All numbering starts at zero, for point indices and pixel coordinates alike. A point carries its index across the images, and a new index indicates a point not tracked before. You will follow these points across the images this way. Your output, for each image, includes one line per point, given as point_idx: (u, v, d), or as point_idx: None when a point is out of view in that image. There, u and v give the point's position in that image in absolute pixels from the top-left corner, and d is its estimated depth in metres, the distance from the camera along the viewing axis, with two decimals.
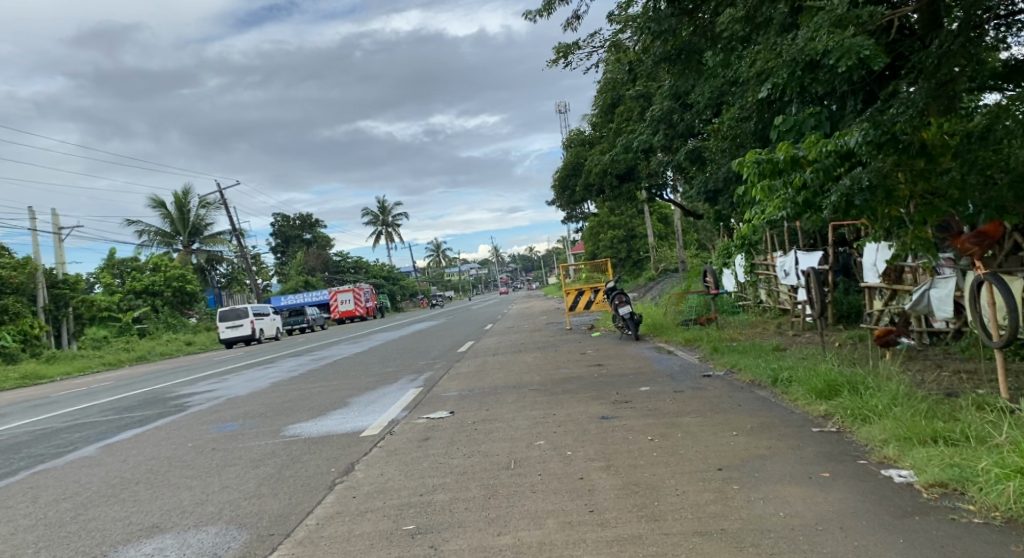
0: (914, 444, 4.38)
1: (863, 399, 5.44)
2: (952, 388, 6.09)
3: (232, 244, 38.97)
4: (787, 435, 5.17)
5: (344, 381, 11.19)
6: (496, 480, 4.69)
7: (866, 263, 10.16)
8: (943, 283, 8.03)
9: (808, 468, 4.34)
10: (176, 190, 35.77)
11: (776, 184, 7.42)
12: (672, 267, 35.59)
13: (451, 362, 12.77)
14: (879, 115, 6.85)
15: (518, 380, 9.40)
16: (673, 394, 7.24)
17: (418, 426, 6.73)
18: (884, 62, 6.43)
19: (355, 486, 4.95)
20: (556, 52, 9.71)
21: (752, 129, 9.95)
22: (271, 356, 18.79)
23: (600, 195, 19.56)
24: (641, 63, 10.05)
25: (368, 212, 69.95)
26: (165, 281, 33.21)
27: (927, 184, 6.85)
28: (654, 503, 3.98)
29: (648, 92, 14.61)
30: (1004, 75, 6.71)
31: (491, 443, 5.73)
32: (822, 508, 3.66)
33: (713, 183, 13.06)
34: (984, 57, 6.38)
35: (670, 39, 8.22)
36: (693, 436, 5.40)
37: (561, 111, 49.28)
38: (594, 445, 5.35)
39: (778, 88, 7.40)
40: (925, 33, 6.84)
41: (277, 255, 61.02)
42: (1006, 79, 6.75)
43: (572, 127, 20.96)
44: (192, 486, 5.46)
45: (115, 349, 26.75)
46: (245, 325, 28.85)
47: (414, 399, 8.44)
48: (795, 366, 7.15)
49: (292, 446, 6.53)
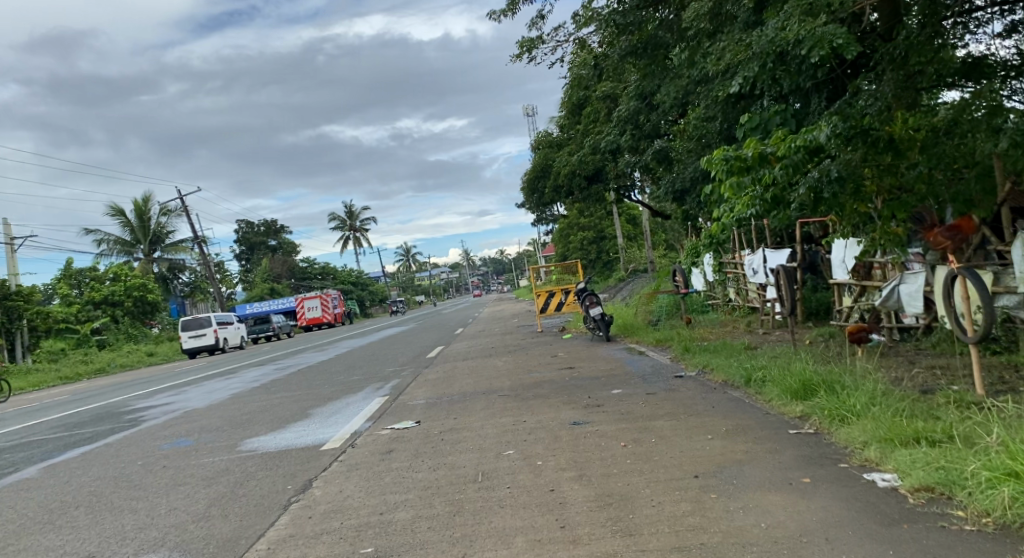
0: (896, 446, 4.21)
1: (839, 399, 5.28)
2: (927, 384, 5.98)
3: (195, 252, 38.09)
4: (764, 437, 4.97)
5: (308, 391, 10.81)
6: (462, 495, 4.43)
7: (834, 259, 10.07)
8: (911, 278, 7.95)
9: (787, 474, 4.14)
10: (136, 198, 34.89)
11: (745, 180, 7.13)
12: (642, 267, 35.66)
13: (419, 368, 12.47)
14: (848, 108, 6.78)
15: (486, 386, 9.12)
16: (645, 396, 7.04)
17: (381, 438, 6.42)
18: (858, 51, 6.24)
19: (312, 505, 4.65)
20: (519, 47, 9.47)
21: (718, 128, 9.90)
22: (234, 366, 18.24)
23: (569, 196, 19.38)
24: (606, 60, 9.83)
25: (334, 217, 68.97)
26: (126, 291, 32.27)
27: (894, 179, 6.71)
28: (629, 517, 3.74)
29: (614, 93, 14.47)
30: (963, 72, 6.60)
31: (457, 455, 5.45)
32: (804, 517, 3.47)
33: (680, 182, 12.86)
34: (946, 55, 6.25)
35: (636, 32, 8.52)
36: (667, 441, 5.18)
37: (528, 114, 49.12)
38: (564, 454, 5.11)
39: (748, 81, 7.16)
40: (886, 30, 6.83)
41: (242, 262, 59.97)
42: (964, 77, 6.63)
43: (539, 129, 20.79)
44: (136, 509, 5.10)
45: (73, 362, 25.90)
46: (209, 334, 28.13)
47: (379, 409, 8.13)
48: (768, 365, 7.00)
49: (248, 462, 6.18)
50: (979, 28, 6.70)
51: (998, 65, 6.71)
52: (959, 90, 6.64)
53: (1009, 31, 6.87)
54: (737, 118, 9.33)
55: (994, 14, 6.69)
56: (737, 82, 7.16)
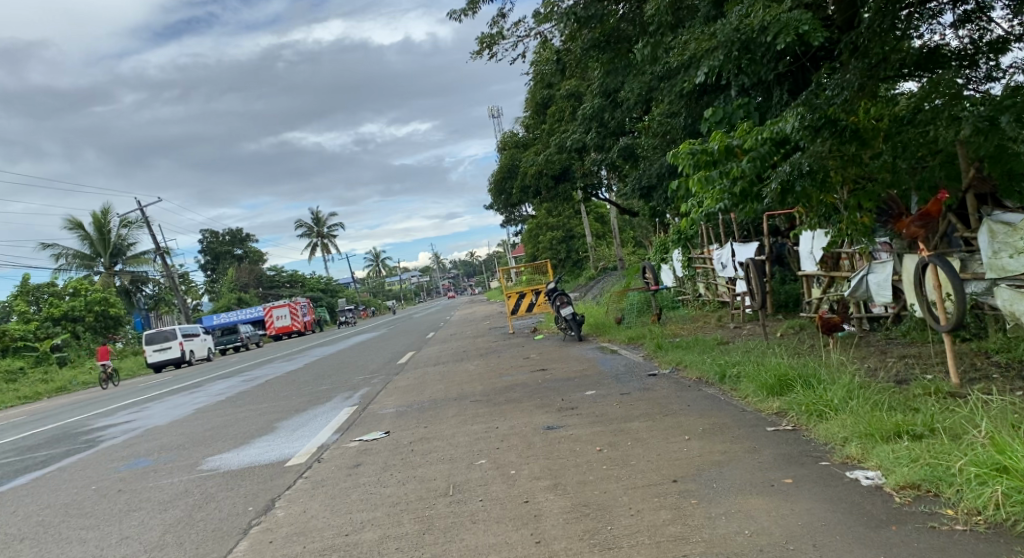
0: (877, 441, 4.08)
1: (816, 393, 5.18)
2: (902, 374, 5.92)
3: (157, 263, 37.23)
4: (741, 436, 4.84)
5: (274, 403, 10.48)
6: (433, 511, 4.22)
7: (803, 250, 10.06)
8: (879, 268, 7.95)
9: (767, 474, 4.01)
10: (95, 210, 33.96)
11: (713, 174, 7.05)
12: (612, 265, 35.73)
13: (389, 375, 12.22)
14: (814, 97, 6.66)
15: (458, 392, 8.90)
16: (620, 397, 6.89)
17: (349, 451, 6.18)
18: (824, 36, 6.10)
19: (273, 528, 4.40)
20: (480, 43, 9.26)
21: (682, 124, 9.90)
22: (199, 380, 17.73)
23: (537, 196, 19.24)
24: (569, 55, 9.68)
25: (301, 225, 68.15)
26: (86, 306, 31.34)
27: (858, 169, 6.72)
28: (606, 528, 3.58)
29: (579, 91, 14.34)
30: (919, 63, 6.55)
31: (428, 467, 5.23)
32: (789, 522, 3.33)
33: (646, 178, 12.68)
34: (896, 51, 6.19)
35: (599, 26, 8.26)
36: (644, 443, 5.02)
37: (493, 115, 48.82)
38: (539, 461, 4.92)
39: (714, 71, 7.07)
40: (841, 25, 6.84)
41: (208, 273, 58.87)
42: (920, 67, 6.63)
43: (505, 130, 20.64)
44: (86, 540, 4.81)
45: (32, 381, 25.05)
46: (174, 347, 27.45)
47: (347, 420, 7.87)
48: (742, 361, 6.90)
49: (208, 483, 5.89)
50: (931, 20, 6.49)
51: (952, 54, 6.70)
52: (914, 82, 6.62)
53: (963, 19, 6.70)
54: (702, 112, 9.46)
55: (946, 5, 6.54)
56: (703, 72, 7.03)
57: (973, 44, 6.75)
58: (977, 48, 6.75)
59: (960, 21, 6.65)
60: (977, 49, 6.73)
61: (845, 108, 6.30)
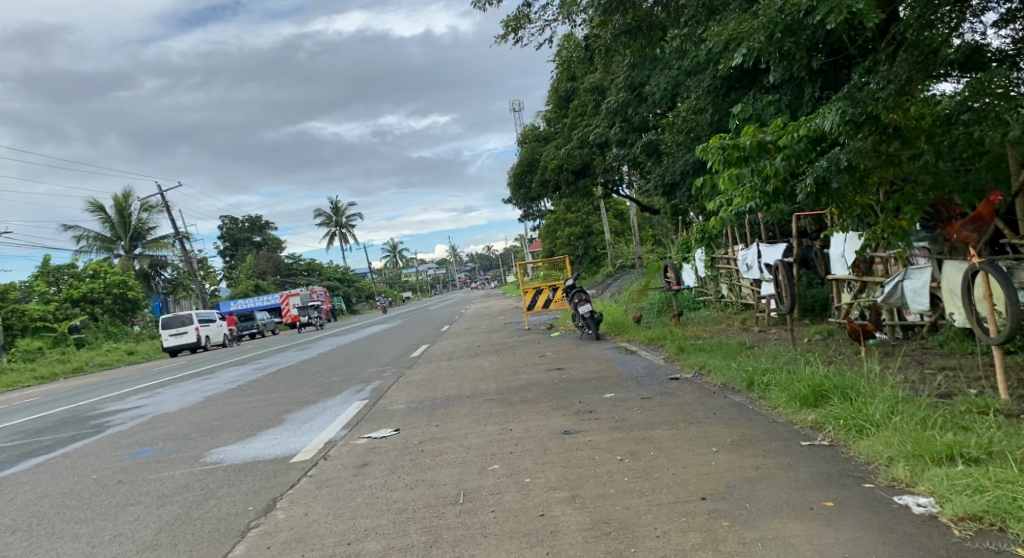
0: (927, 464, 3.74)
1: (855, 406, 4.83)
2: (945, 388, 5.54)
3: (176, 248, 37.30)
4: (774, 451, 4.51)
5: (284, 393, 10.27)
6: (441, 521, 3.94)
7: (833, 253, 9.63)
8: (916, 274, 7.52)
9: (806, 495, 3.68)
10: (116, 194, 34.05)
11: (743, 171, 6.48)
12: (630, 263, 35.37)
13: (402, 369, 11.98)
14: (858, 91, 6.22)
15: (472, 389, 8.61)
16: (641, 401, 6.58)
17: (356, 449, 5.92)
18: (879, 18, 5.62)
19: (272, 532, 4.14)
20: (504, 26, 8.95)
21: (708, 120, 9.56)
22: (213, 366, 17.61)
23: (557, 191, 18.93)
24: (596, 42, 9.28)
25: (321, 214, 68.26)
26: (105, 288, 31.40)
27: (896, 170, 6.28)
28: (630, 550, 3.27)
29: (604, 84, 13.94)
30: (957, 64, 6.08)
31: (438, 470, 4.95)
32: (834, 554, 3.01)
33: (669, 176, 12.24)
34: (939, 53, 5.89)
35: (631, 11, 7.86)
36: (668, 454, 4.71)
37: (516, 109, 48.74)
38: (556, 470, 4.62)
39: (753, 53, 6.63)
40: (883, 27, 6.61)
41: (226, 259, 59.07)
42: (956, 69, 6.15)
43: (526, 123, 20.33)
44: (78, 535, 4.59)
45: (49, 361, 25.15)
46: (190, 332, 27.40)
47: (357, 415, 7.61)
48: (772, 368, 6.54)
49: (210, 477, 5.66)
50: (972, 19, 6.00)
51: (993, 56, 6.13)
52: (948, 83, 6.21)
53: (1007, 18, 6.15)
54: (729, 110, 9.16)
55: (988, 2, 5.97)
56: (740, 55, 6.61)
57: (1017, 45, 6.14)
58: (1020, 50, 6.11)
59: (1003, 21, 6.12)
60: (1018, 50, 6.09)
61: (890, 103, 5.95)
